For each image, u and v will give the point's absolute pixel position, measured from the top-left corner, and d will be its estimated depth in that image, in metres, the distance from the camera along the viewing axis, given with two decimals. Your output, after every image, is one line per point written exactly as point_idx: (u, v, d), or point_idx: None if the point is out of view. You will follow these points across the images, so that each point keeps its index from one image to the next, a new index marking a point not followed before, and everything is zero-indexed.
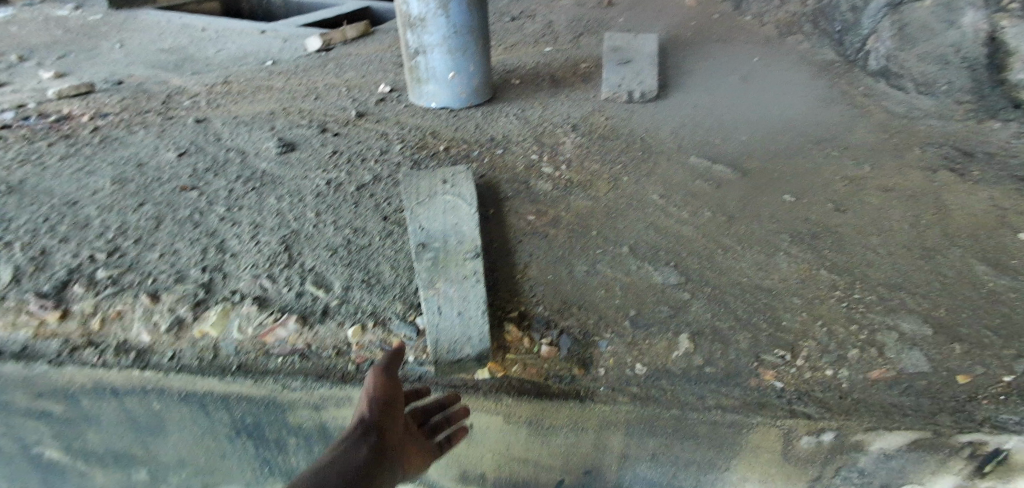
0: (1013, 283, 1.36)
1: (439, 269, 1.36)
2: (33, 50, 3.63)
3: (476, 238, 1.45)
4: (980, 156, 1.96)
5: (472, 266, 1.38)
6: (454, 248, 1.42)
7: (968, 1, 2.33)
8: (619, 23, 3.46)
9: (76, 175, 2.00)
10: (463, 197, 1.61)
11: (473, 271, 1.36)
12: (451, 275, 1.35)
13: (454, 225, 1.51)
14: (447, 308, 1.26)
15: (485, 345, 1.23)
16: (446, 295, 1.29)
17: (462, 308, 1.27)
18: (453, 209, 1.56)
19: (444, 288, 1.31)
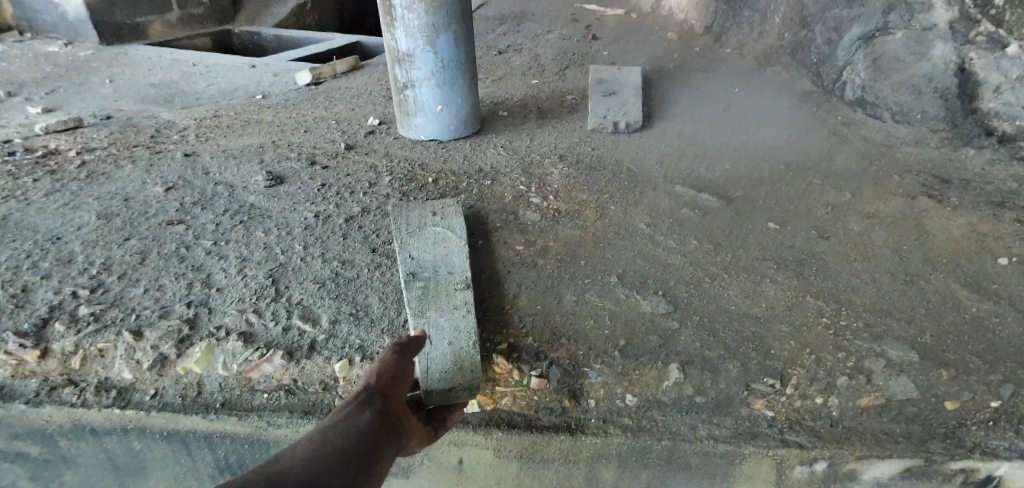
0: (994, 308, 1.39)
1: (430, 300, 1.37)
2: (22, 85, 3.64)
3: (466, 269, 1.47)
4: (957, 183, 2.02)
5: (463, 296, 1.39)
6: (445, 278, 1.43)
7: (937, 35, 2.43)
8: (603, 57, 3.57)
9: (61, 210, 1.99)
10: (453, 228, 1.62)
11: (464, 302, 1.37)
12: (441, 304, 1.36)
13: (444, 256, 1.52)
14: (438, 338, 1.27)
15: (477, 375, 1.21)
16: (437, 324, 1.30)
17: (454, 337, 1.27)
18: (443, 240, 1.57)
19: (435, 317, 1.32)
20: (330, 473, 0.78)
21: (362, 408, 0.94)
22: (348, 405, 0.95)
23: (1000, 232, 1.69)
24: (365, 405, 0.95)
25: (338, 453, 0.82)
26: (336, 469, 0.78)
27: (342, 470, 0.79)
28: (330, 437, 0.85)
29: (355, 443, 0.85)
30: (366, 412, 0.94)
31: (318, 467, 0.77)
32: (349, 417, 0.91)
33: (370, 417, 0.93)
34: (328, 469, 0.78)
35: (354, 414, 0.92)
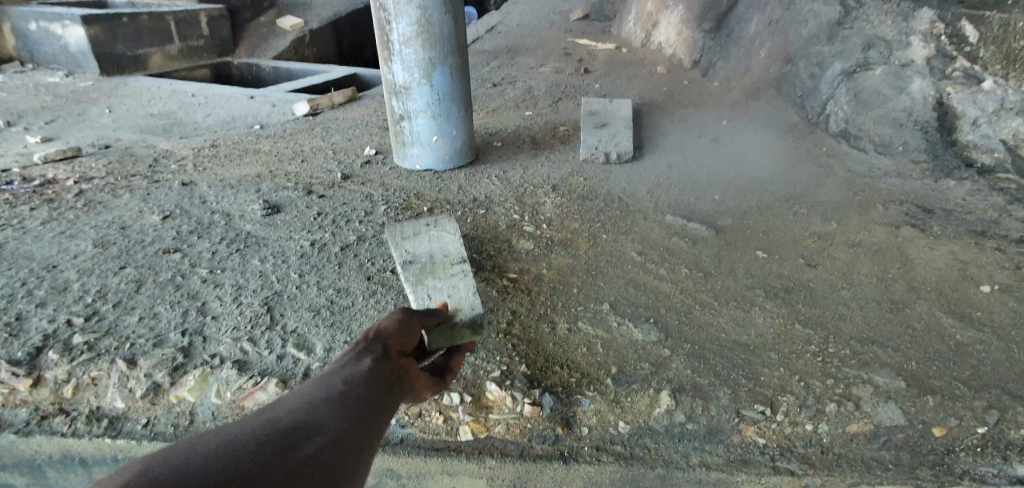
0: (978, 335, 1.41)
1: (428, 274, 1.45)
2: (22, 115, 3.68)
3: (462, 252, 1.55)
4: (939, 213, 2.07)
5: (461, 268, 1.46)
6: (441, 259, 1.51)
7: (915, 70, 2.58)
8: (595, 89, 3.67)
9: (58, 239, 2.00)
10: (448, 226, 1.71)
11: (461, 271, 1.44)
12: (439, 275, 1.44)
13: (440, 247, 1.59)
14: (435, 295, 1.33)
15: (478, 311, 1.23)
16: (435, 287, 1.37)
17: (452, 292, 1.33)
18: (438, 235, 1.64)
19: (432, 284, 1.40)
20: (337, 411, 0.63)
21: (358, 367, 0.75)
22: (341, 362, 0.76)
23: (983, 261, 1.74)
24: (360, 364, 0.76)
25: (323, 414, 0.61)
26: (341, 412, 0.63)
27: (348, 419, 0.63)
28: (312, 397, 0.64)
29: (356, 397, 0.68)
30: (364, 370, 0.74)
31: (296, 425, 0.57)
32: (340, 377, 0.71)
33: (368, 376, 0.73)
34: (317, 425, 0.59)
35: (349, 371, 0.73)
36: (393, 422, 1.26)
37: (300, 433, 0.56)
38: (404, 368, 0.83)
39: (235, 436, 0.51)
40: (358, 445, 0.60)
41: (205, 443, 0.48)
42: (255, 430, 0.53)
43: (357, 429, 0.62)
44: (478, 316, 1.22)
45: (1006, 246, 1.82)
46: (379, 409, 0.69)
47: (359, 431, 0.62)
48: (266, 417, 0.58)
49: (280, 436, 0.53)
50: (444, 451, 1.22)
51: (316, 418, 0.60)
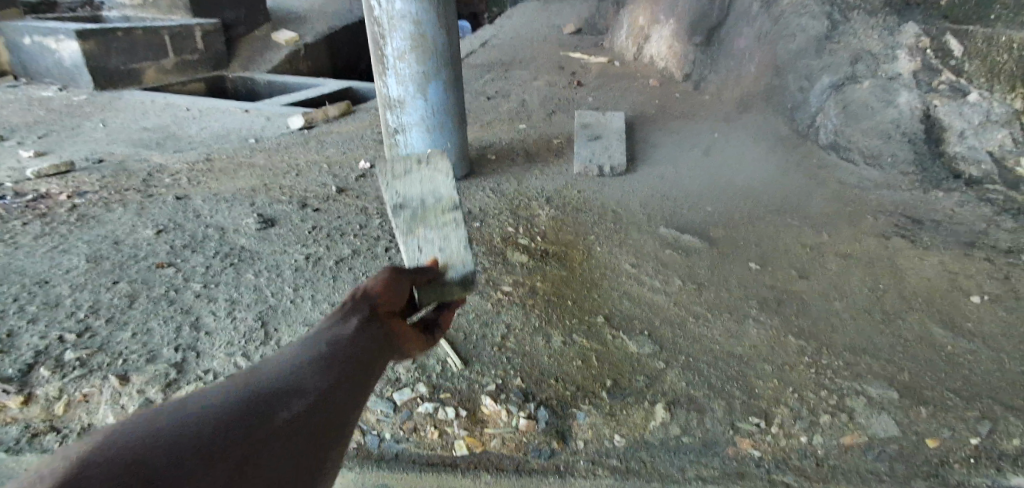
0: (969, 345, 1.43)
1: (417, 221, 1.29)
2: (14, 129, 3.67)
3: (454, 197, 1.38)
4: (929, 224, 2.10)
5: (453, 217, 1.31)
6: (432, 205, 1.35)
7: (902, 84, 2.63)
8: (588, 102, 3.71)
9: (50, 254, 1.99)
10: (440, 168, 1.48)
11: (454, 221, 1.30)
12: (430, 223, 1.28)
13: (432, 190, 1.41)
14: (426, 246, 1.20)
15: (468, 268, 1.13)
16: (423, 237, 1.23)
17: (443, 244, 1.20)
18: (430, 178, 1.44)
19: (421, 232, 1.24)
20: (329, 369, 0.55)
21: (350, 320, 0.64)
22: (330, 315, 0.65)
23: (972, 271, 1.76)
24: (353, 316, 0.66)
25: (310, 372, 0.52)
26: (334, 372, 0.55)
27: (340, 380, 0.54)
28: (298, 352, 0.55)
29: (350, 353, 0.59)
30: (356, 324, 0.64)
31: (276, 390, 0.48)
32: (329, 329, 0.61)
33: (362, 330, 0.64)
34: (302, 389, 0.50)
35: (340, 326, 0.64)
36: (387, 437, 1.24)
37: (282, 397, 0.47)
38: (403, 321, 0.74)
39: (204, 402, 0.42)
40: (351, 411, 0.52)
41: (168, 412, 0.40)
42: (228, 393, 0.45)
43: (349, 389, 0.54)
44: (469, 274, 1.13)
45: (995, 256, 1.84)
46: (373, 369, 0.60)
47: (352, 392, 0.54)
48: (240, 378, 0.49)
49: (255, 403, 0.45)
50: (439, 466, 1.19)
51: (302, 378, 0.51)
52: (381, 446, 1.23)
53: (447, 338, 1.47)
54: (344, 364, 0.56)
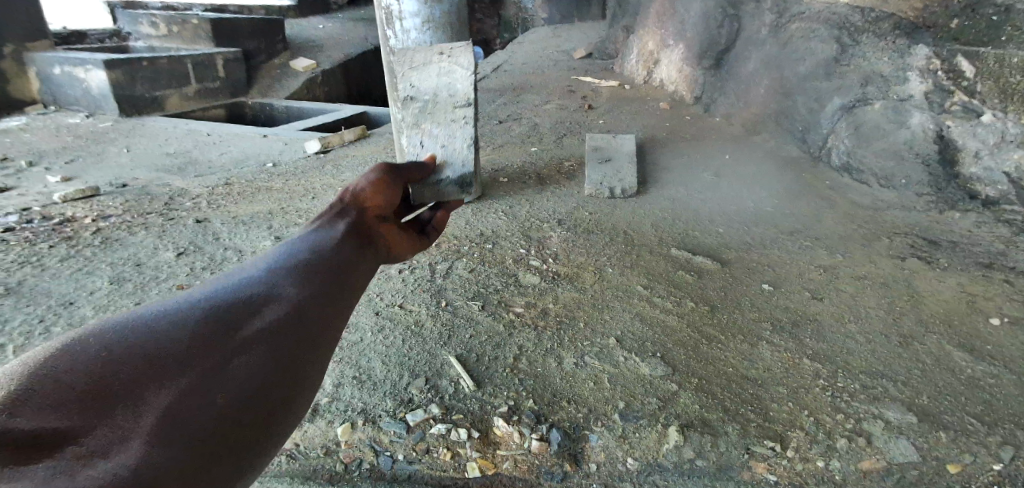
0: (989, 369, 1.40)
1: (430, 115, 1.73)
2: (43, 156, 3.80)
3: (467, 94, 1.81)
4: (945, 245, 2.08)
5: (461, 113, 1.75)
6: (444, 99, 1.78)
7: (914, 106, 2.60)
8: (599, 125, 3.76)
9: (75, 276, 2.05)
10: (459, 62, 1.84)
11: (463, 116, 1.75)
12: (439, 118, 1.73)
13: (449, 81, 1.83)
14: (432, 141, 1.68)
15: (466, 170, 1.61)
16: (432, 133, 1.69)
17: (447, 142, 1.67)
18: (447, 70, 1.82)
19: (431, 128, 1.70)
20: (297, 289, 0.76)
21: (322, 243, 0.88)
22: (310, 234, 0.89)
23: (990, 293, 1.73)
24: (324, 242, 0.89)
25: (280, 292, 0.74)
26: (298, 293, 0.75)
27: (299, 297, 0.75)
28: (273, 271, 0.76)
29: (315, 281, 0.79)
30: (326, 248, 0.87)
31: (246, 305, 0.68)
32: (303, 250, 0.84)
33: (329, 255, 0.86)
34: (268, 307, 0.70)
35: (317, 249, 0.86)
36: (401, 458, 1.23)
37: (247, 315, 0.67)
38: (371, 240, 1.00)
39: (186, 309, 0.63)
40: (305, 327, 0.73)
41: (154, 317, 0.60)
42: (207, 304, 0.66)
43: (310, 310, 0.75)
44: (466, 173, 1.60)
45: (1014, 278, 1.81)
46: (332, 291, 0.81)
47: (313, 312, 0.75)
48: (220, 288, 0.70)
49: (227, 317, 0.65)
50: None
51: (268, 296, 0.72)
52: (394, 467, 1.22)
53: (460, 360, 1.49)
54: (309, 287, 0.78)
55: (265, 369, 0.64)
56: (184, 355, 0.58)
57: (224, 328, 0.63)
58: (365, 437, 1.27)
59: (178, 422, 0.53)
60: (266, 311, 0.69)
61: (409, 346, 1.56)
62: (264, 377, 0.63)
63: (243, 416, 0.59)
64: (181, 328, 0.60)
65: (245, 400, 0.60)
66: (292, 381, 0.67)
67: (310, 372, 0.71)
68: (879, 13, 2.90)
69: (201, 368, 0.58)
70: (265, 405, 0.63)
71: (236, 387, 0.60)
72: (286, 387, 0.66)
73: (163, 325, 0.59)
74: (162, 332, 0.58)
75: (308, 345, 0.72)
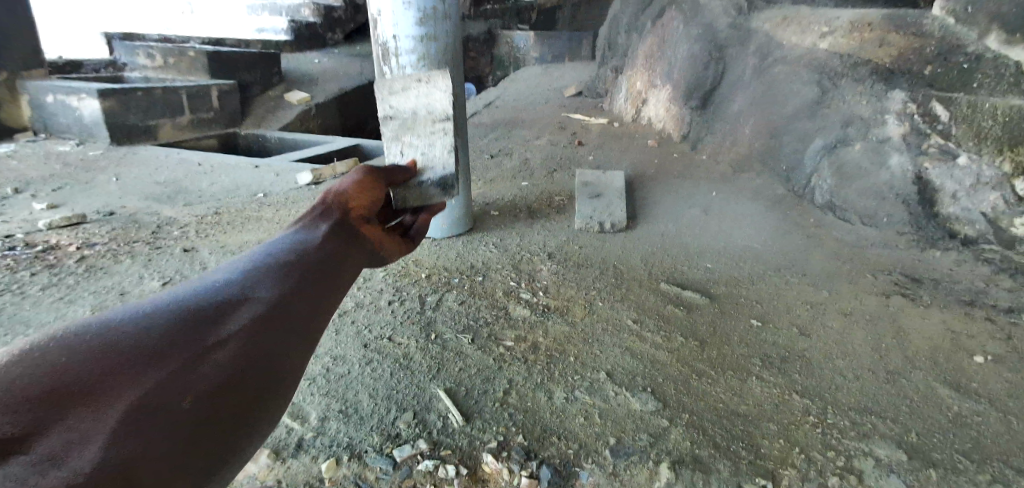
0: (976, 406, 1.41)
1: (409, 129, 1.69)
2: (30, 182, 3.77)
3: (447, 110, 1.74)
4: (928, 282, 2.12)
5: (442, 127, 1.71)
6: (423, 117, 1.73)
7: (892, 147, 2.70)
8: (589, 160, 3.84)
9: (55, 305, 2.00)
10: (437, 84, 1.76)
11: (444, 128, 1.70)
12: (419, 132, 1.70)
13: (428, 102, 1.76)
14: (411, 152, 1.67)
15: (447, 174, 1.63)
16: (411, 144, 1.67)
17: (429, 152, 1.67)
18: (426, 92, 1.76)
19: (411, 140, 1.68)
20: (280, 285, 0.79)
21: (304, 242, 0.91)
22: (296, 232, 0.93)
23: (974, 331, 1.76)
24: (307, 241, 0.91)
25: (262, 289, 0.76)
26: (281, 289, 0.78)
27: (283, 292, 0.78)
28: (257, 269, 0.79)
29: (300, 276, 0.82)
30: (309, 247, 0.90)
31: (227, 304, 0.71)
32: (287, 248, 0.87)
33: (312, 253, 0.89)
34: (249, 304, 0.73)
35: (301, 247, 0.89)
36: None
37: (230, 310, 0.70)
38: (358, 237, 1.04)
39: (165, 308, 0.66)
40: (290, 322, 0.76)
41: (136, 314, 0.63)
42: (189, 301, 0.69)
43: (295, 304, 0.78)
44: (449, 178, 1.63)
45: (996, 316, 1.85)
46: (316, 286, 0.84)
47: (297, 309, 0.78)
48: (201, 288, 0.72)
49: (208, 316, 0.67)
50: None
51: (252, 292, 0.75)
52: None
53: (449, 393, 1.47)
54: (294, 282, 0.81)
55: (251, 361, 0.68)
56: (170, 348, 0.61)
57: (206, 322, 0.66)
58: (350, 474, 1.23)
59: (168, 411, 0.57)
60: (248, 306, 0.73)
61: (396, 379, 1.53)
62: (246, 372, 0.67)
63: (231, 406, 0.64)
64: (161, 327, 0.63)
65: (233, 390, 0.65)
66: (280, 371, 0.72)
67: (299, 361, 0.76)
68: (856, 59, 2.97)
69: (182, 364, 0.61)
70: (254, 393, 0.67)
71: (225, 375, 0.64)
72: (274, 376, 0.71)
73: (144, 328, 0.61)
74: (146, 328, 0.61)
75: (292, 339, 0.75)
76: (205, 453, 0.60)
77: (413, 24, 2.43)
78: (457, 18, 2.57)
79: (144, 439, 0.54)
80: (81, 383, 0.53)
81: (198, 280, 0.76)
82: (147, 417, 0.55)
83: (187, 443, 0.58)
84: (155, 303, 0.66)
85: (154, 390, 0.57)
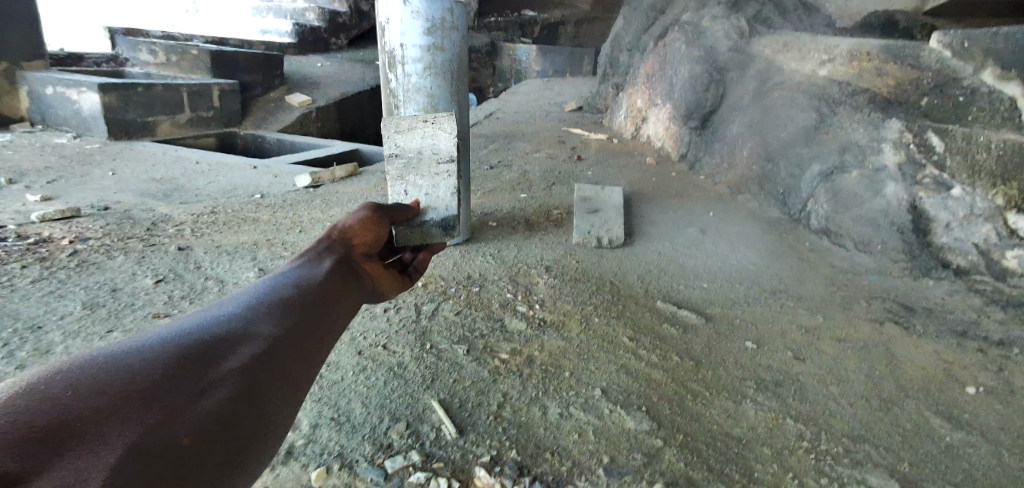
0: (967, 438, 1.42)
1: (414, 169, 1.84)
2: (25, 173, 3.74)
3: (450, 152, 1.88)
4: (921, 311, 2.13)
5: (445, 169, 1.87)
6: (428, 157, 1.86)
7: (888, 176, 2.74)
8: (588, 176, 3.86)
9: (45, 299, 1.98)
10: (443, 128, 1.89)
11: (447, 171, 1.86)
12: (423, 172, 1.85)
13: (432, 142, 1.88)
14: (415, 191, 1.83)
15: (449, 216, 1.82)
16: (416, 184, 1.83)
17: (431, 192, 1.83)
18: (431, 135, 1.88)
19: (415, 180, 1.84)
20: (280, 321, 0.79)
21: (308, 275, 0.94)
22: (296, 267, 0.95)
23: (966, 362, 1.77)
24: (307, 277, 0.93)
25: (261, 326, 0.76)
26: (281, 322, 0.79)
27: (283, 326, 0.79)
28: (262, 296, 0.83)
29: (298, 312, 0.84)
30: (313, 279, 0.93)
31: (227, 339, 0.71)
32: (290, 281, 0.90)
33: (312, 289, 0.91)
34: (249, 339, 0.73)
35: (301, 282, 0.91)
36: None
37: (236, 329, 0.73)
38: (358, 271, 1.07)
39: (163, 344, 0.65)
40: (290, 352, 0.76)
41: (134, 352, 0.62)
42: (197, 328, 0.71)
43: (295, 332, 0.80)
44: (450, 221, 1.82)
45: (988, 347, 1.86)
46: (313, 321, 0.85)
47: (296, 342, 0.79)
48: (198, 326, 0.72)
49: (209, 350, 0.67)
50: None
51: (258, 315, 0.78)
52: None
53: (442, 405, 1.45)
54: (292, 318, 0.82)
55: (256, 376, 0.69)
56: (181, 364, 0.63)
57: (213, 348, 0.68)
58: (339, 483, 1.21)
59: (181, 413, 0.58)
60: (250, 340, 0.73)
61: (389, 388, 1.52)
62: (249, 398, 0.66)
63: (242, 408, 0.65)
64: (161, 360, 0.62)
65: (243, 393, 0.66)
66: (289, 375, 0.74)
67: (300, 385, 0.76)
68: (854, 88, 3.01)
69: (184, 392, 0.60)
70: (264, 395, 0.69)
71: (228, 398, 0.64)
72: (283, 380, 0.73)
73: (144, 363, 0.60)
74: (154, 353, 0.63)
75: (291, 370, 0.75)
76: (221, 447, 0.60)
77: (421, 34, 2.45)
78: (464, 29, 2.59)
79: (159, 435, 0.54)
80: (96, 398, 0.53)
81: (194, 318, 0.75)
82: (159, 421, 0.55)
83: (200, 439, 0.58)
84: (151, 341, 0.65)
85: (165, 398, 0.58)
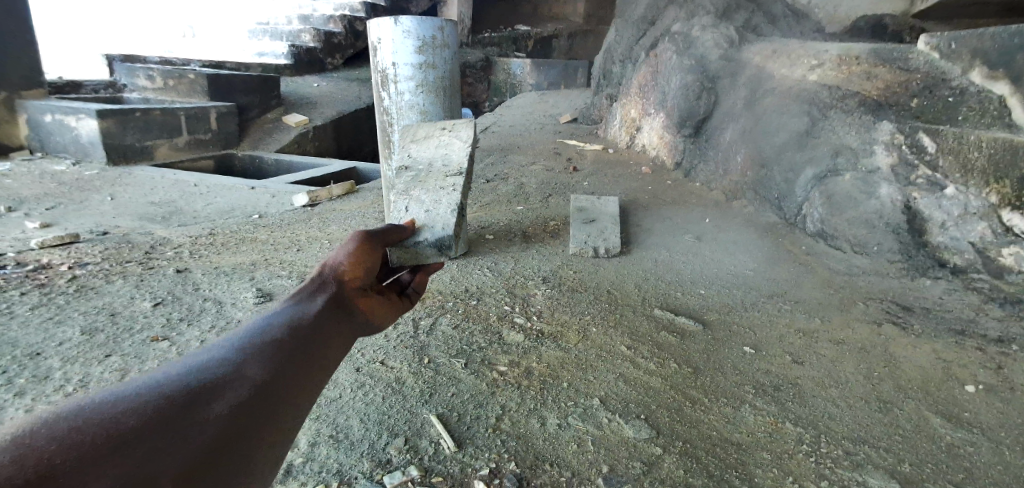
0: (967, 436, 1.42)
1: (421, 183, 2.06)
2: (23, 201, 3.75)
3: (460, 166, 2.18)
4: (918, 310, 2.14)
5: (452, 182, 2.07)
6: (438, 169, 2.17)
7: (881, 177, 2.75)
8: (584, 186, 3.87)
9: (45, 324, 1.99)
10: (459, 137, 2.37)
11: (452, 185, 2.05)
12: (430, 186, 2.05)
13: (445, 154, 2.28)
14: (416, 207, 1.90)
15: (446, 236, 1.70)
16: (419, 200, 1.94)
17: (435, 208, 1.89)
18: (446, 144, 2.33)
19: (419, 196, 1.98)
20: (269, 362, 0.80)
21: (299, 314, 0.95)
22: (288, 305, 0.97)
23: (964, 360, 1.77)
24: (298, 316, 0.94)
25: (251, 367, 0.78)
26: (271, 362, 0.81)
27: (273, 366, 0.80)
28: (255, 328, 0.86)
29: (288, 353, 0.85)
30: (304, 314, 0.96)
31: (218, 381, 0.72)
32: (284, 315, 0.94)
33: (302, 329, 0.92)
34: (239, 381, 0.74)
35: (291, 322, 0.92)
36: None
37: (226, 367, 0.75)
38: (350, 305, 1.07)
39: (153, 388, 0.66)
40: (278, 392, 0.78)
41: (125, 395, 0.63)
42: (188, 371, 0.72)
43: (285, 371, 0.82)
44: (447, 243, 1.68)
45: (987, 345, 1.85)
46: (303, 360, 0.86)
47: (285, 382, 0.80)
48: (189, 368, 0.73)
49: (200, 392, 0.68)
50: None
51: (249, 349, 0.81)
52: None
53: (441, 419, 1.45)
54: (282, 359, 0.83)
55: (244, 416, 0.70)
56: (173, 401, 0.64)
57: (203, 391, 0.69)
58: None
59: (174, 447, 0.60)
60: (238, 382, 0.74)
61: (389, 403, 1.52)
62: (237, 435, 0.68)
63: (231, 445, 0.67)
64: (152, 404, 0.63)
65: (237, 422, 0.69)
66: (284, 395, 0.78)
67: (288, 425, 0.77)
68: (844, 92, 3.04)
69: (171, 433, 0.61)
70: (256, 424, 0.72)
71: (216, 439, 0.65)
72: (274, 411, 0.75)
73: (135, 407, 0.61)
74: (146, 389, 0.65)
75: (279, 408, 0.77)
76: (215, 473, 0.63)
77: (412, 52, 2.48)
78: (456, 47, 2.64)
79: (154, 467, 0.56)
80: (89, 436, 0.54)
81: (185, 359, 0.76)
82: (151, 455, 0.57)
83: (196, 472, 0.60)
84: (142, 385, 0.66)
85: (156, 431, 0.60)
